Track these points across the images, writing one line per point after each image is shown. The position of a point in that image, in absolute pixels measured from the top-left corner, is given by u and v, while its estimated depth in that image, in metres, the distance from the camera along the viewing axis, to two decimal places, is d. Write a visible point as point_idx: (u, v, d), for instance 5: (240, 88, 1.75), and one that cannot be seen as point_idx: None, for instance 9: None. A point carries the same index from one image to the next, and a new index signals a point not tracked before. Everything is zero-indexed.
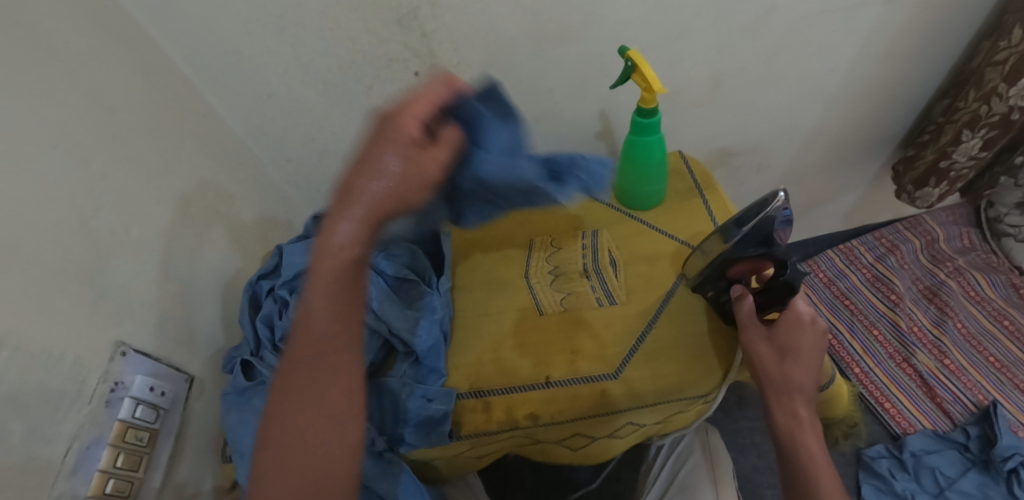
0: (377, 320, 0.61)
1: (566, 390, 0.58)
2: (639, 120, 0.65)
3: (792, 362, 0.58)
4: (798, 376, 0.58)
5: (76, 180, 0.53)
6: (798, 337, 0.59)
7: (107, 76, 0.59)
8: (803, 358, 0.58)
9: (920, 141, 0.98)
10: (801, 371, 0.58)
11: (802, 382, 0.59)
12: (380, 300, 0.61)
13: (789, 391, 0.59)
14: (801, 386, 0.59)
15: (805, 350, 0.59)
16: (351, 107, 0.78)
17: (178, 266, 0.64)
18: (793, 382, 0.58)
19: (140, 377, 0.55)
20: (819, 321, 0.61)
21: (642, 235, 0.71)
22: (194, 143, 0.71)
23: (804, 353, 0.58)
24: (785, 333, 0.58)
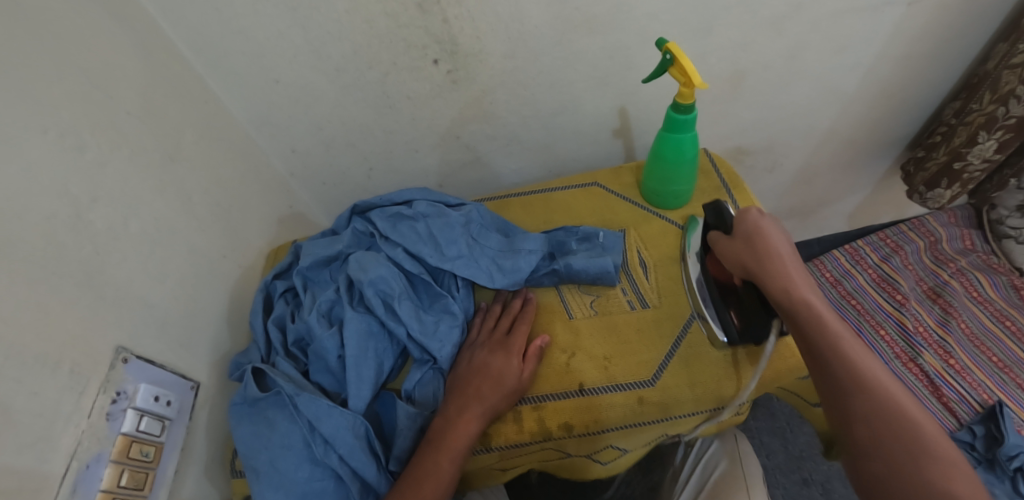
0: (400, 327, 0.57)
1: (601, 399, 0.56)
2: (676, 116, 0.62)
3: (758, 250, 0.54)
4: (772, 257, 0.52)
5: (70, 169, 0.48)
6: (755, 228, 0.55)
7: (101, 54, 0.54)
8: (769, 243, 0.54)
9: (929, 143, 0.98)
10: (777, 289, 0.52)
11: (785, 263, 0.52)
12: (403, 303, 0.57)
13: (775, 279, 0.51)
14: (787, 266, 0.52)
15: (764, 265, 0.53)
16: (362, 96, 0.73)
17: (181, 264, 0.60)
18: (771, 265, 0.52)
19: (144, 386, 0.50)
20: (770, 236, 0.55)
21: (670, 235, 0.69)
22: (195, 132, 0.66)
23: (768, 240, 0.54)
24: (738, 233, 0.56)
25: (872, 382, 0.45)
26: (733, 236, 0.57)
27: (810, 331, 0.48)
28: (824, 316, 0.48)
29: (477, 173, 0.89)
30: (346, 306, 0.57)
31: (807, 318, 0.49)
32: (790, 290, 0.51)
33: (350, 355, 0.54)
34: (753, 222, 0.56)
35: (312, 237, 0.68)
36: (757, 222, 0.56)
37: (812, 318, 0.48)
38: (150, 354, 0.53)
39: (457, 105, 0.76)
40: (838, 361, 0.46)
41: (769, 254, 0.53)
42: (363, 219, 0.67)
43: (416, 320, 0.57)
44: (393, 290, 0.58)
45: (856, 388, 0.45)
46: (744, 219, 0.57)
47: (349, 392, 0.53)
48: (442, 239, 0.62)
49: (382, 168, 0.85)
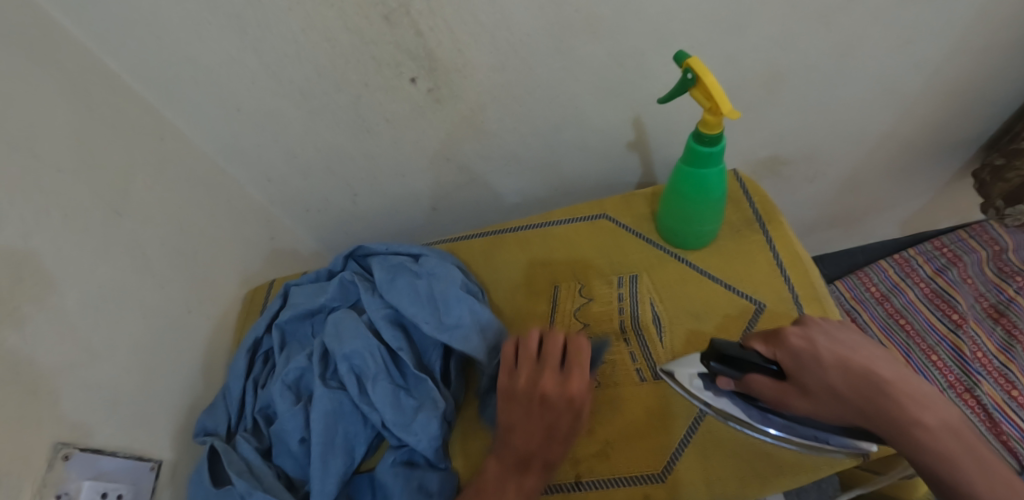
0: (373, 412, 0.49)
1: (600, 496, 0.49)
2: (697, 147, 0.52)
3: (854, 395, 0.42)
4: (879, 400, 0.41)
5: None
6: (829, 364, 0.42)
7: (35, 104, 0.49)
8: (861, 380, 0.42)
9: (1011, 148, 0.80)
10: (914, 426, 0.40)
11: (898, 397, 0.41)
12: (379, 387, 0.49)
13: (892, 428, 0.40)
14: (899, 402, 0.40)
15: (867, 409, 0.41)
16: (334, 120, 0.65)
17: (136, 331, 0.55)
18: (883, 411, 0.41)
19: (88, 484, 0.46)
20: (855, 367, 0.42)
21: (690, 284, 0.59)
22: (147, 175, 0.59)
23: (857, 375, 0.42)
24: (808, 382, 0.42)
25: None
26: (805, 387, 0.42)
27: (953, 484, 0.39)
28: (957, 459, 0.39)
29: (473, 195, 0.79)
30: (318, 383, 0.50)
31: (939, 471, 0.39)
32: (918, 425, 0.40)
33: (316, 444, 0.48)
34: (817, 358, 0.43)
35: (300, 279, 0.60)
36: (823, 358, 0.43)
37: (945, 458, 0.39)
38: (98, 442, 0.48)
39: (442, 125, 0.67)
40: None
41: (872, 394, 0.41)
42: (358, 269, 0.58)
43: (393, 406, 0.49)
44: (369, 367, 0.50)
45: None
46: (803, 362, 0.43)
47: (313, 487, 0.47)
48: (445, 302, 0.52)
49: (369, 192, 0.77)
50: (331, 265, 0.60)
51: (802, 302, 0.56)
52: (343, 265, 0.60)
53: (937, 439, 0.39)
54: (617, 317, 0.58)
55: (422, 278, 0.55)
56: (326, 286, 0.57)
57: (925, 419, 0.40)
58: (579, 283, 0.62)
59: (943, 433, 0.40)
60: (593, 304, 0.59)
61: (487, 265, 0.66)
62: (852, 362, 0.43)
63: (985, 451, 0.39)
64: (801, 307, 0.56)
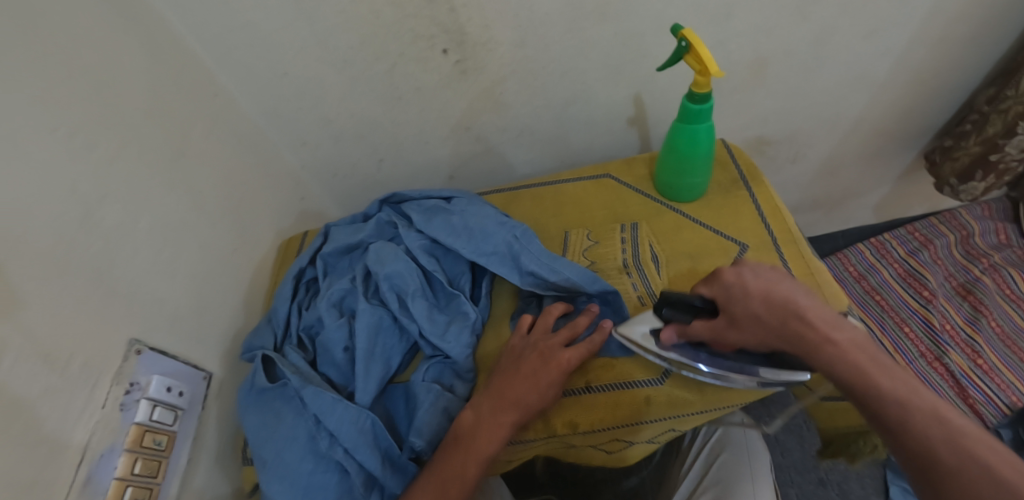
0: (410, 323, 0.56)
1: (604, 398, 0.55)
2: (689, 105, 0.60)
3: (772, 319, 0.48)
4: (798, 322, 0.47)
5: (70, 164, 0.48)
6: (756, 298, 0.48)
7: (120, 55, 0.56)
8: (779, 305, 0.48)
9: (958, 131, 0.91)
10: (821, 342, 0.46)
11: (814, 320, 0.47)
12: (417, 301, 0.56)
13: (807, 342, 0.47)
14: (813, 322, 0.47)
15: (782, 334, 0.48)
16: (370, 89, 0.73)
17: (193, 258, 0.61)
18: (799, 331, 0.47)
19: (156, 377, 0.51)
20: (777, 299, 0.48)
21: (683, 229, 0.67)
22: (203, 126, 0.66)
23: (777, 302, 0.48)
24: (735, 310, 0.49)
25: (948, 434, 0.41)
26: (732, 316, 0.49)
27: (868, 395, 0.44)
28: (867, 370, 0.44)
29: (488, 164, 0.87)
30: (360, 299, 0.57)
31: (859, 384, 0.44)
32: (826, 342, 0.46)
33: (359, 349, 0.55)
34: (744, 290, 0.49)
35: (339, 222, 0.68)
36: (749, 289, 0.49)
37: (852, 370, 0.45)
38: (162, 346, 0.54)
39: (467, 96, 0.75)
40: (914, 427, 0.42)
41: (789, 316, 0.48)
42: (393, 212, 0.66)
43: (428, 318, 0.56)
44: (408, 285, 0.57)
45: (944, 446, 0.40)
46: (732, 293, 0.50)
47: (356, 385, 0.54)
48: (476, 232, 0.60)
49: (393, 159, 0.84)
50: (368, 210, 0.68)
51: (780, 244, 0.64)
52: (378, 210, 0.68)
53: (851, 356, 0.45)
54: (620, 255, 0.65)
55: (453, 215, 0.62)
56: (365, 225, 0.65)
57: (835, 336, 0.46)
58: (587, 230, 0.70)
59: (852, 348, 0.46)
60: (599, 246, 0.67)
61: None
62: (777, 294, 0.48)
63: (895, 368, 0.45)
64: (780, 247, 0.64)
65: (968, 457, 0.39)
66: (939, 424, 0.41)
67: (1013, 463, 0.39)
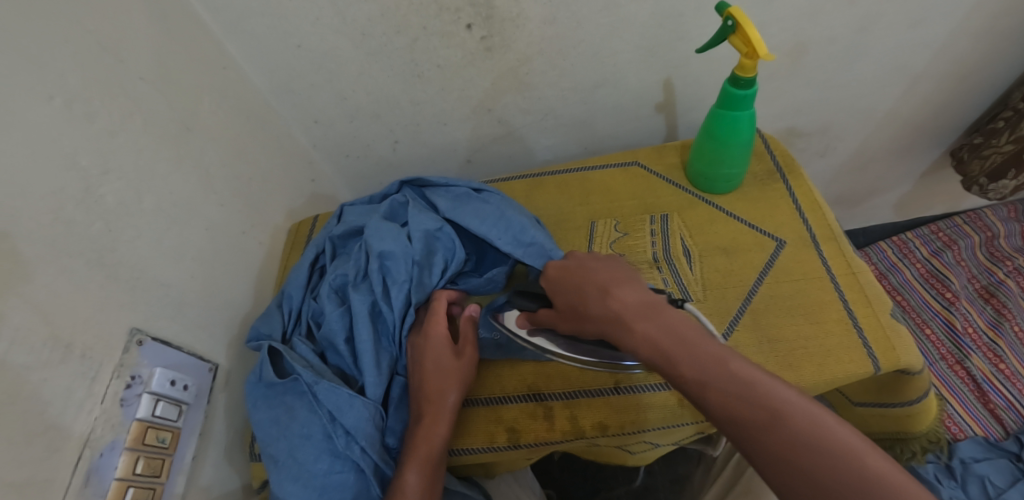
0: (392, 314, 0.53)
1: (637, 400, 0.51)
2: (733, 91, 0.56)
3: (587, 307, 0.42)
4: (605, 310, 0.41)
5: (66, 137, 0.44)
6: (569, 287, 0.45)
7: (121, 21, 0.51)
8: (590, 293, 0.43)
9: (989, 128, 0.85)
10: (626, 331, 0.39)
11: (617, 307, 0.40)
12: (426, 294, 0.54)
13: (614, 333, 0.40)
14: (615, 307, 0.40)
15: (596, 320, 0.42)
16: (389, 65, 0.68)
17: (200, 241, 0.57)
18: (608, 319, 0.41)
19: (159, 370, 0.47)
20: (590, 282, 0.43)
21: (717, 223, 0.64)
22: (212, 100, 0.62)
23: (589, 290, 0.43)
24: (559, 302, 0.45)
25: (750, 403, 0.33)
26: (559, 308, 0.46)
27: (675, 378, 0.36)
28: (670, 353, 0.37)
29: (507, 148, 0.83)
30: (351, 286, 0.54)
31: (664, 369, 0.37)
32: (623, 327, 0.40)
33: (367, 341, 0.51)
34: (563, 281, 0.45)
35: (355, 202, 0.64)
36: (568, 279, 0.45)
37: (657, 353, 0.37)
38: (166, 336, 0.50)
39: (490, 74, 0.70)
40: (718, 406, 0.34)
41: (597, 304, 0.42)
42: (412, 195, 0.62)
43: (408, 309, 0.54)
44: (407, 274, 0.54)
45: (751, 420, 0.32)
46: (556, 284, 0.46)
47: (365, 379, 0.50)
48: (499, 221, 0.57)
49: (409, 140, 0.80)
50: (383, 191, 0.64)
51: (820, 241, 0.61)
52: (397, 191, 0.64)
53: (653, 339, 0.38)
54: (650, 249, 0.62)
55: (472, 203, 0.59)
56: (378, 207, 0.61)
57: (637, 325, 0.39)
58: (614, 221, 0.66)
59: (656, 330, 0.38)
60: (628, 238, 0.64)
61: (528, 206, 0.71)
62: (592, 278, 0.44)
63: (696, 340, 0.36)
64: (819, 245, 0.60)
65: (778, 424, 0.31)
66: (745, 394, 0.33)
67: (813, 419, 0.31)
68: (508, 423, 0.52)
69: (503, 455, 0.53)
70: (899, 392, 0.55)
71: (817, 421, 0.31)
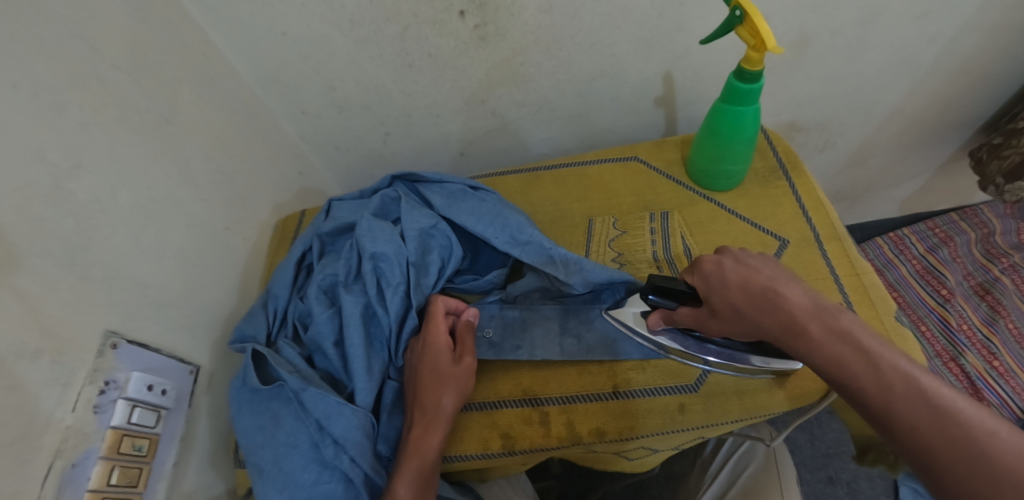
0: (386, 316, 0.51)
1: (635, 405, 0.50)
2: (738, 84, 0.54)
3: (752, 309, 0.42)
4: (773, 314, 0.41)
5: (29, 128, 0.41)
6: (732, 286, 0.43)
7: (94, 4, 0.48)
8: (757, 294, 0.42)
9: (1010, 128, 0.84)
10: (802, 337, 0.40)
11: (790, 311, 0.41)
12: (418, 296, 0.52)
13: (784, 337, 0.41)
14: (789, 310, 0.41)
15: (764, 321, 0.42)
16: (379, 54, 0.65)
17: (181, 238, 0.54)
18: (776, 323, 0.41)
19: (136, 374, 0.45)
20: (756, 281, 0.43)
21: (718, 221, 0.62)
22: (194, 90, 0.59)
23: (753, 291, 0.43)
24: (716, 302, 0.44)
25: (939, 424, 0.34)
26: (711, 306, 0.45)
27: (847, 388, 0.38)
28: (847, 361, 0.38)
29: (502, 141, 0.80)
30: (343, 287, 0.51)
31: (837, 378, 0.38)
32: (798, 332, 0.40)
33: (356, 345, 0.49)
34: (721, 280, 0.44)
35: (343, 197, 0.62)
36: (727, 278, 0.44)
37: (833, 360, 0.38)
38: (145, 338, 0.48)
39: (484, 64, 0.67)
40: (897, 421, 0.35)
41: (764, 307, 0.42)
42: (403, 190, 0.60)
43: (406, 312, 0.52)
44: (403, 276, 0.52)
45: (933, 436, 0.34)
46: (710, 283, 0.45)
47: (354, 384, 0.48)
48: (493, 219, 0.55)
49: (400, 132, 0.78)
50: (373, 185, 0.62)
51: (823, 241, 0.59)
52: (389, 186, 0.62)
53: (830, 347, 0.39)
54: (649, 247, 0.60)
55: (466, 200, 0.57)
56: (368, 202, 0.58)
57: (813, 330, 0.40)
58: (613, 218, 0.64)
59: (830, 337, 0.39)
60: (626, 235, 0.62)
61: (523, 201, 0.69)
62: (755, 278, 0.43)
63: (881, 353, 0.37)
64: (822, 244, 0.59)
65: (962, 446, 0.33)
66: (929, 410, 0.34)
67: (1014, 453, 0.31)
68: (502, 429, 0.51)
69: (496, 461, 0.51)
70: None
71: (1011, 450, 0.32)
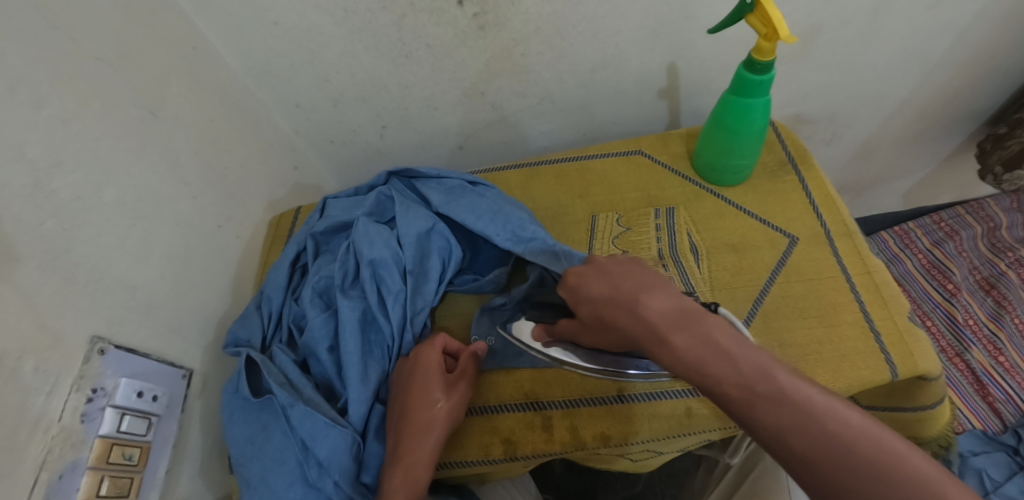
0: (388, 324, 0.50)
1: (640, 409, 0.48)
2: (748, 75, 0.52)
3: (616, 319, 0.38)
4: (634, 325, 0.37)
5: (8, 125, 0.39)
6: (595, 297, 0.40)
7: None
8: (620, 303, 0.38)
9: (1015, 118, 0.82)
10: (662, 348, 0.35)
11: (649, 319, 0.36)
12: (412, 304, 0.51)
13: (649, 348, 0.36)
14: (648, 320, 0.36)
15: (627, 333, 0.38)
16: (374, 44, 0.63)
17: (170, 237, 0.53)
18: (639, 335, 0.37)
19: (124, 381, 0.43)
20: (621, 287, 0.39)
21: (725, 217, 0.60)
22: (182, 82, 0.57)
23: (616, 300, 0.38)
24: (583, 313, 0.42)
25: (807, 429, 0.30)
26: (585, 319, 0.42)
27: (718, 395, 0.33)
28: (711, 367, 0.33)
29: (501, 135, 0.78)
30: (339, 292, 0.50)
31: (704, 385, 0.34)
32: (659, 343, 0.35)
33: (350, 354, 0.47)
34: (587, 292, 0.41)
35: (338, 194, 0.60)
36: (592, 290, 0.41)
37: (698, 370, 0.34)
38: (133, 342, 0.46)
39: (483, 55, 0.65)
40: (767, 427, 0.31)
41: (626, 317, 0.37)
42: (401, 187, 0.58)
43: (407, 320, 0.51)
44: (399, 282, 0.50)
45: (800, 438, 0.30)
46: (578, 295, 0.42)
47: (348, 395, 0.47)
48: (492, 219, 0.53)
49: (397, 125, 0.75)
50: (369, 181, 0.60)
51: (834, 238, 0.57)
52: (385, 182, 0.60)
53: (692, 353, 0.34)
54: (654, 245, 0.59)
55: (465, 198, 0.55)
56: (364, 200, 0.56)
57: (673, 339, 0.35)
58: (616, 215, 0.63)
59: (695, 343, 0.34)
60: (630, 233, 0.60)
61: (524, 197, 0.67)
62: (619, 284, 0.39)
63: (743, 352, 0.33)
64: (833, 241, 0.57)
65: (831, 441, 0.29)
66: (794, 409, 0.31)
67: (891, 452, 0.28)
68: (504, 434, 0.49)
69: (498, 466, 0.50)
70: (913, 397, 0.52)
71: (873, 438, 0.29)
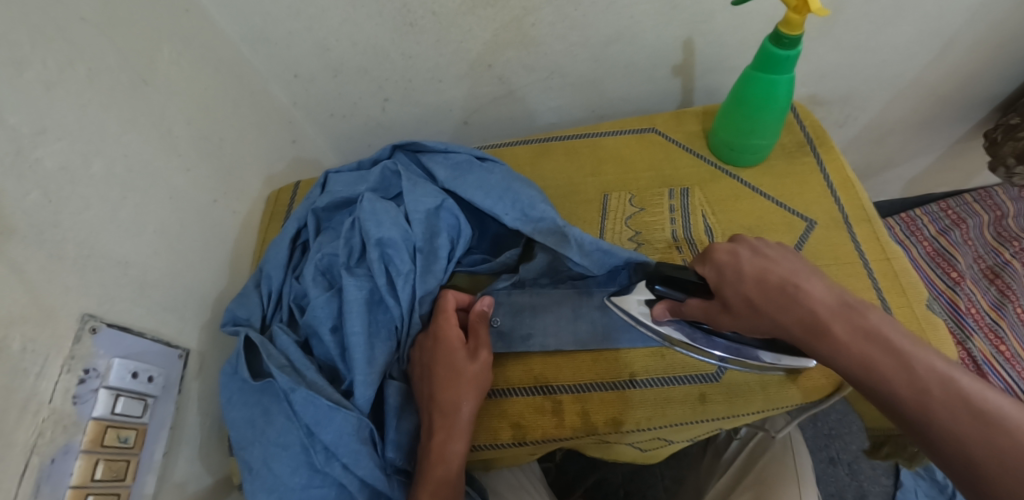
0: (396, 306, 0.48)
1: (654, 394, 0.47)
2: (775, 50, 0.49)
3: (770, 306, 0.39)
4: (793, 312, 0.38)
5: None
6: (746, 280, 0.40)
7: None
8: (774, 287, 0.39)
9: None
10: (840, 347, 0.36)
11: (812, 307, 0.38)
12: (416, 283, 0.49)
13: (806, 338, 0.38)
14: (810, 307, 0.38)
15: (764, 308, 0.39)
16: (378, 11, 0.60)
17: (163, 212, 0.50)
18: (795, 320, 0.38)
19: (118, 361, 0.41)
20: (782, 274, 0.40)
21: (742, 199, 0.58)
22: (174, 48, 0.54)
23: (770, 284, 0.40)
24: (728, 296, 0.41)
25: (989, 441, 0.30)
26: (722, 301, 0.42)
27: (873, 389, 0.35)
28: (875, 362, 0.35)
29: (508, 110, 0.75)
30: (344, 270, 0.48)
31: (865, 382, 0.35)
32: (817, 331, 0.37)
33: (357, 334, 0.45)
34: (737, 271, 0.41)
35: (341, 169, 0.58)
36: (744, 270, 0.41)
37: (864, 365, 0.35)
38: (125, 321, 0.44)
39: (492, 25, 0.62)
40: (945, 434, 0.32)
41: (782, 302, 0.39)
42: (405, 161, 0.56)
43: (416, 302, 0.49)
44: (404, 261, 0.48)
45: (978, 445, 0.30)
46: (723, 275, 0.42)
47: (354, 377, 0.45)
48: (500, 196, 0.51)
49: (399, 99, 0.72)
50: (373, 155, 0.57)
51: (852, 224, 0.56)
52: (389, 156, 0.57)
53: (854, 345, 0.36)
54: (669, 227, 0.56)
55: (471, 173, 0.53)
56: (367, 175, 0.54)
57: (834, 328, 0.37)
58: (629, 195, 0.61)
59: (895, 357, 0.34)
60: (644, 214, 0.58)
61: (533, 175, 0.64)
62: (780, 269, 0.40)
63: (916, 352, 0.34)
64: (851, 226, 0.55)
65: (1010, 449, 0.29)
66: (969, 410, 0.31)
67: None
68: (513, 419, 0.48)
69: (503, 451, 0.49)
70: None
71: None
